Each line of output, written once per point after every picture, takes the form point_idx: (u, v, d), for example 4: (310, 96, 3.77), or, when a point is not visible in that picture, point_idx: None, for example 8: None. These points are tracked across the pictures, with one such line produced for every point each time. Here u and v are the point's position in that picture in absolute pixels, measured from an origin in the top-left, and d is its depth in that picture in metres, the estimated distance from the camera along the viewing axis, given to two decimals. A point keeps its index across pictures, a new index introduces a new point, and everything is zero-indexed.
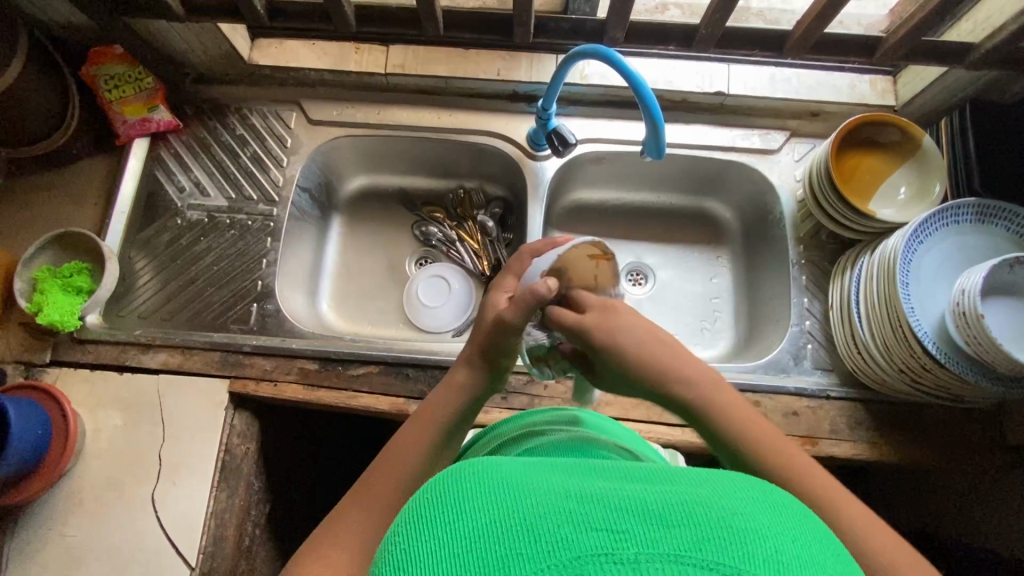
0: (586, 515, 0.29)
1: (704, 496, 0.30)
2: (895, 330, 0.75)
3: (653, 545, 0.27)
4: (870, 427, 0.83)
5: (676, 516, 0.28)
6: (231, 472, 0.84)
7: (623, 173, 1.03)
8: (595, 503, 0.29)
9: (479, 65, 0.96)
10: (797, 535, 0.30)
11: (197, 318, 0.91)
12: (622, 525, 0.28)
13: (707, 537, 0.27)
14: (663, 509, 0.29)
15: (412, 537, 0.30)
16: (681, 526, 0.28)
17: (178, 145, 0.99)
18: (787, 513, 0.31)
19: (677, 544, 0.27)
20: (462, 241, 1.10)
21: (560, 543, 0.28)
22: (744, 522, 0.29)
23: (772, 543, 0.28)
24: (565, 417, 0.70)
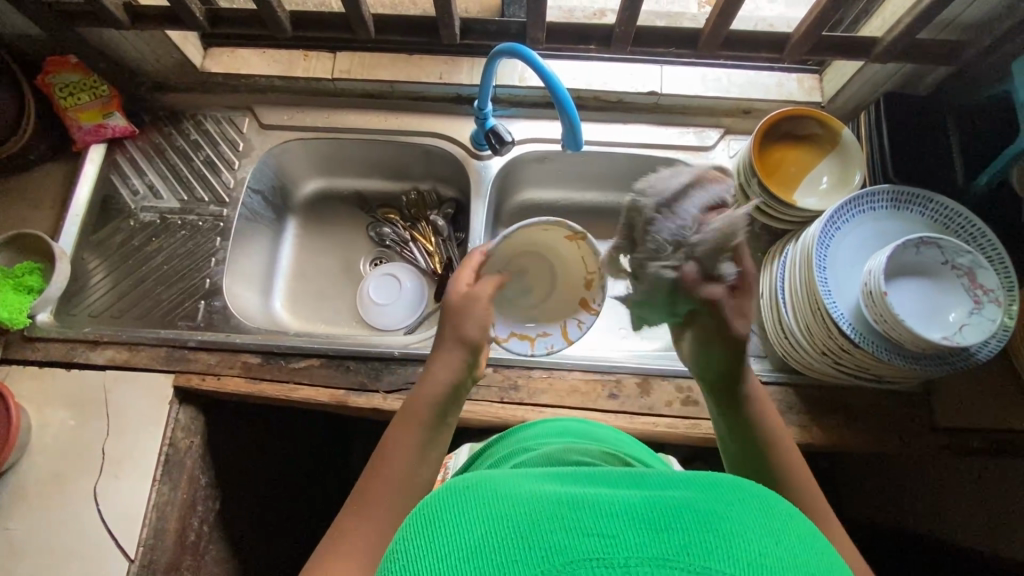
0: (583, 522, 0.33)
1: (687, 502, 0.35)
2: (814, 312, 0.77)
3: (644, 548, 0.32)
4: (802, 411, 0.85)
5: (665, 524, 0.33)
6: (174, 465, 0.85)
7: (567, 171, 1.06)
8: (591, 511, 0.34)
9: (422, 69, 1.00)
10: (774, 538, 0.34)
11: (147, 315, 0.93)
12: (615, 532, 0.33)
13: (691, 542, 0.32)
14: (655, 516, 0.34)
15: (422, 550, 0.34)
16: (669, 530, 0.33)
17: (134, 150, 1.03)
18: (769, 519, 0.36)
19: (665, 547, 0.32)
20: (415, 241, 1.13)
21: (559, 549, 0.32)
22: (729, 530, 0.34)
23: (752, 540, 0.33)
24: (551, 427, 0.73)
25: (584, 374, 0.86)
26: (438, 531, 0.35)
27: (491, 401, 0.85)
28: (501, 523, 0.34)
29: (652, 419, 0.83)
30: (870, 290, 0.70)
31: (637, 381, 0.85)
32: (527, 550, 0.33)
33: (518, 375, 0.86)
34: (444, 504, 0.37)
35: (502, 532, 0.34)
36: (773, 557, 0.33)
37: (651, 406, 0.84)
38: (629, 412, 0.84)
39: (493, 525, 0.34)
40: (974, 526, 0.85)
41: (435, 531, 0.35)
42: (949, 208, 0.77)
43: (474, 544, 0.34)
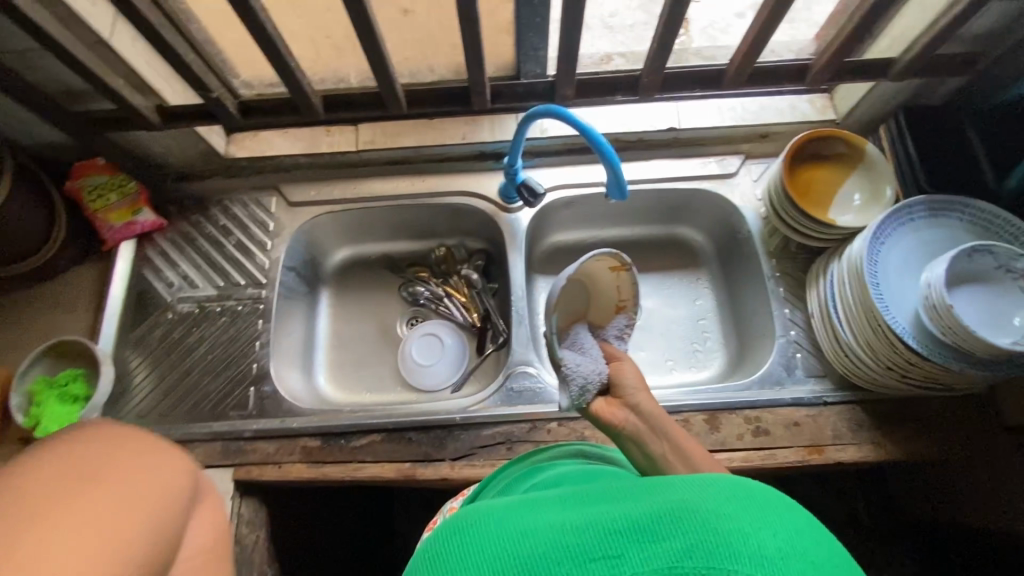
0: (588, 545, 0.37)
1: (687, 502, 0.38)
2: (875, 328, 0.78)
3: (647, 561, 0.36)
4: (872, 428, 0.84)
5: (664, 531, 0.37)
6: (244, 564, 0.82)
7: (594, 212, 1.08)
8: (595, 533, 0.38)
9: (445, 132, 1.02)
10: (773, 528, 0.37)
11: (195, 410, 0.91)
12: (619, 551, 0.37)
13: (695, 546, 0.36)
14: (652, 526, 0.37)
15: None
16: (670, 539, 0.36)
17: (164, 243, 1.02)
18: (764, 509, 0.38)
19: (667, 557, 0.35)
20: (449, 296, 1.13)
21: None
22: (726, 525, 0.37)
23: (752, 536, 0.36)
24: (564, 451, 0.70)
25: None
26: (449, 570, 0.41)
27: None
28: (509, 558, 0.39)
29: (726, 455, 0.82)
30: (932, 302, 0.71)
31: (705, 417, 0.85)
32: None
33: (584, 426, 0.85)
34: (457, 539, 0.44)
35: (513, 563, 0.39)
36: (770, 548, 0.36)
37: (723, 441, 0.83)
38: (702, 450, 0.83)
39: (502, 563, 0.39)
40: None
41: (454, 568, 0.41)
42: (987, 211, 0.79)
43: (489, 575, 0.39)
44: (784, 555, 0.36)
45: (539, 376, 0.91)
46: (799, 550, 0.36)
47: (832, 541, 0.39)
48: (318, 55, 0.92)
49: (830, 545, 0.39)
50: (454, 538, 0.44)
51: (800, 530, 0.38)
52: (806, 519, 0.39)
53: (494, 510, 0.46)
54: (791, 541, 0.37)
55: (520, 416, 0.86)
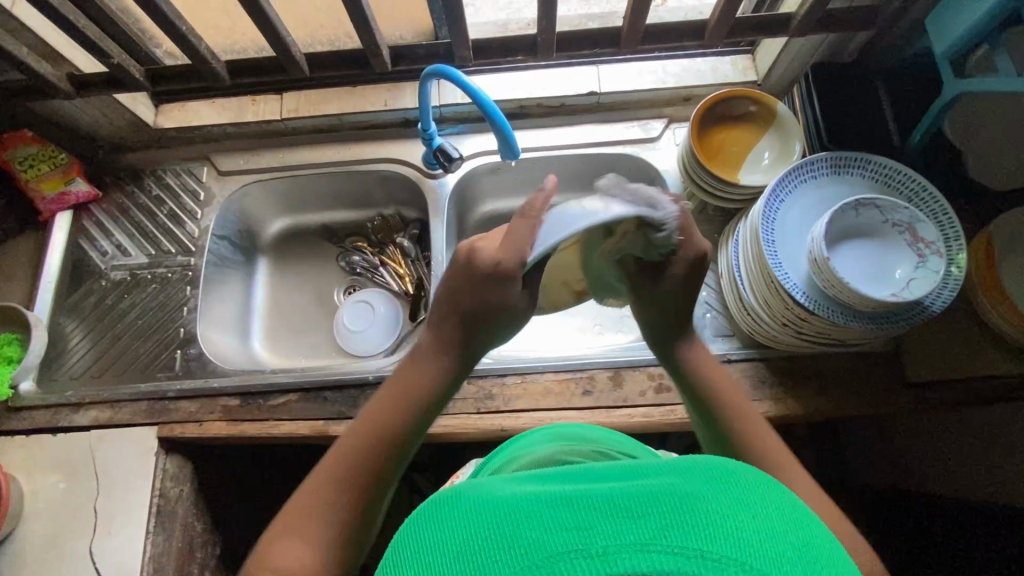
0: (562, 520, 0.34)
1: (661, 486, 0.36)
2: (769, 285, 0.79)
3: (620, 536, 0.33)
4: (773, 384, 0.86)
5: (641, 511, 0.34)
6: (167, 516, 0.86)
7: (523, 180, 1.09)
8: (569, 508, 0.35)
9: (368, 99, 1.02)
10: (747, 511, 0.36)
11: (126, 372, 0.95)
12: (590, 523, 0.34)
13: (668, 524, 0.33)
14: (628, 505, 0.35)
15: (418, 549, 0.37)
16: (643, 517, 0.34)
17: (99, 213, 1.05)
18: (742, 495, 0.37)
19: (642, 534, 0.32)
20: (385, 265, 1.15)
21: (539, 546, 0.33)
22: (706, 510, 0.34)
23: (726, 518, 0.34)
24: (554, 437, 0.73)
25: (556, 375, 0.87)
26: (425, 539, 0.37)
27: (468, 413, 0.86)
28: (483, 529, 0.36)
29: (627, 411, 0.84)
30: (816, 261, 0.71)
31: (609, 375, 0.87)
32: (503, 553, 0.33)
33: (492, 384, 0.87)
34: (428, 512, 0.40)
35: (502, 532, 0.35)
36: (746, 530, 0.34)
37: (624, 398, 0.85)
38: (605, 406, 0.85)
39: (473, 534, 0.35)
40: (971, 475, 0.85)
41: (425, 541, 0.37)
42: (887, 167, 0.79)
43: (455, 551, 0.35)
44: (759, 536, 0.34)
45: None
46: (774, 530, 0.35)
47: (816, 528, 0.37)
48: (233, 23, 0.93)
49: (812, 529, 0.37)
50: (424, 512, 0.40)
51: (786, 520, 0.36)
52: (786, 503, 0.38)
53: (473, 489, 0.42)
54: (769, 527, 0.35)
55: None
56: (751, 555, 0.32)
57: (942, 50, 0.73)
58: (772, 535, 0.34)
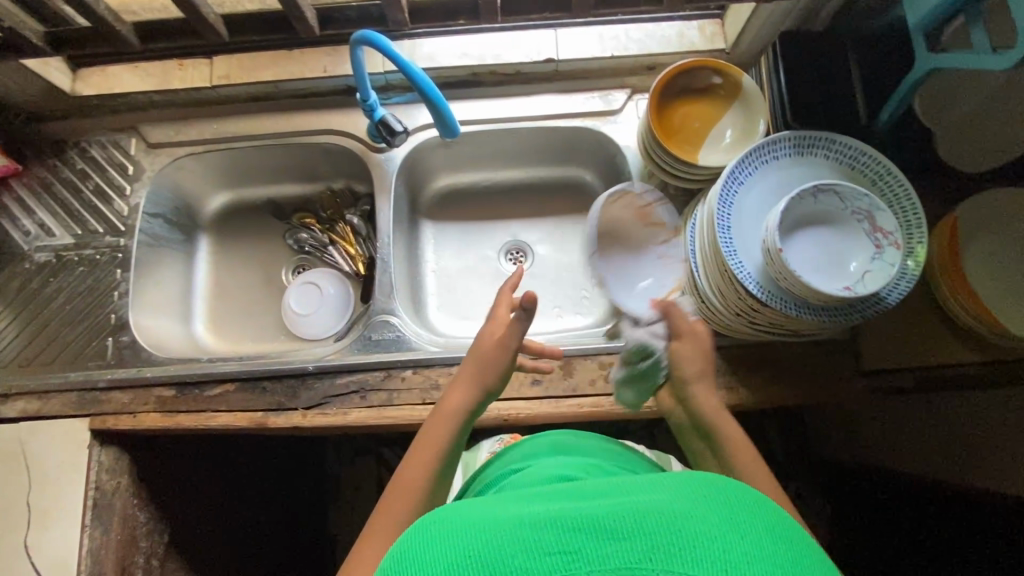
0: (548, 541, 0.37)
1: (652, 504, 0.38)
2: (722, 273, 0.75)
3: (604, 560, 0.36)
4: (727, 373, 0.83)
5: (627, 531, 0.37)
6: (104, 509, 0.84)
7: (479, 154, 1.05)
8: (557, 527, 0.38)
9: (305, 64, 0.93)
10: (738, 530, 0.37)
11: (55, 360, 0.90)
12: (576, 546, 0.36)
13: (654, 546, 0.36)
14: (615, 525, 0.37)
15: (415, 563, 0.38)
16: (629, 538, 0.36)
17: (20, 189, 0.98)
18: (733, 510, 0.38)
19: (627, 556, 0.36)
20: (335, 243, 1.10)
21: (524, 568, 0.36)
22: (694, 530, 0.36)
23: (715, 539, 0.36)
24: (548, 441, 0.72)
25: None
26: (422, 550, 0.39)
27: (413, 403, 0.83)
28: (475, 545, 0.38)
29: (577, 401, 0.82)
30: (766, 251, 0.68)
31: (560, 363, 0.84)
32: (495, 570, 0.36)
33: (439, 374, 0.84)
34: (422, 524, 0.42)
35: (498, 547, 0.37)
36: (735, 551, 0.35)
37: (574, 387, 0.82)
38: (554, 396, 0.83)
39: (468, 548, 0.38)
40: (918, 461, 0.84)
41: (421, 549, 0.39)
42: (852, 147, 0.74)
43: (448, 559, 0.38)
44: (748, 559, 0.35)
45: (401, 326, 0.89)
46: (764, 551, 0.36)
47: (807, 539, 0.39)
48: None
49: (805, 544, 0.38)
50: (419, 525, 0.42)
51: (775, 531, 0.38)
52: (781, 517, 0.39)
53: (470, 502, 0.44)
54: (761, 545, 0.36)
55: (375, 364, 0.85)
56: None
57: (916, 20, 0.68)
58: (762, 555, 0.36)
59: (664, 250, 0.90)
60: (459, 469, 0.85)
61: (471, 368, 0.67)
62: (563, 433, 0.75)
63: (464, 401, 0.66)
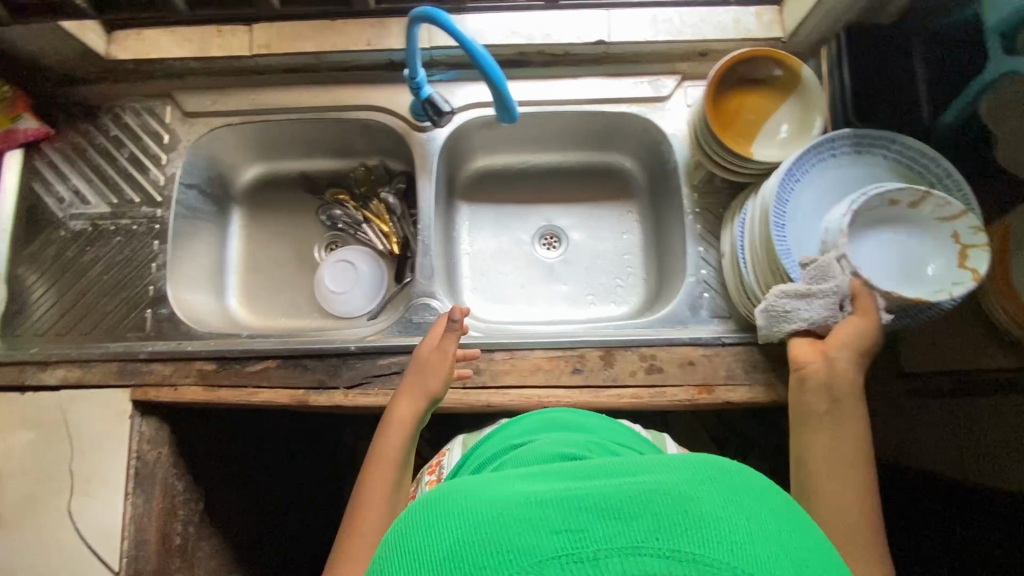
0: (551, 519, 0.32)
1: (658, 483, 0.34)
2: (773, 272, 0.75)
3: (611, 540, 0.30)
4: (767, 369, 0.84)
5: (637, 511, 0.31)
6: (146, 478, 0.86)
7: (519, 136, 1.03)
8: (556, 508, 0.33)
9: (348, 36, 0.91)
10: (746, 514, 0.32)
11: (94, 330, 0.90)
12: (582, 525, 0.31)
13: (662, 526, 0.31)
14: (623, 504, 0.32)
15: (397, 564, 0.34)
16: (637, 518, 0.31)
17: (53, 154, 0.96)
18: (739, 492, 0.34)
19: (633, 537, 0.30)
20: (368, 221, 1.09)
21: (521, 552, 0.31)
22: (710, 513, 0.32)
23: (727, 520, 0.31)
24: (539, 420, 0.72)
25: (546, 352, 0.85)
26: (404, 547, 0.35)
27: (453, 387, 0.83)
28: (462, 534, 0.33)
29: (617, 391, 0.83)
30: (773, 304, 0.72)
31: (600, 353, 0.84)
32: (490, 553, 0.31)
33: (479, 359, 0.84)
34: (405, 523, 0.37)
35: (489, 533, 0.32)
36: (741, 532, 0.31)
37: (615, 378, 0.83)
38: (594, 386, 0.83)
39: (455, 539, 0.33)
40: (942, 460, 0.87)
41: (404, 549, 0.34)
42: (914, 149, 0.74)
43: (442, 543, 0.33)
44: (756, 539, 0.31)
45: (441, 309, 0.89)
46: (775, 536, 0.32)
47: (810, 527, 0.35)
48: None
49: (813, 530, 0.34)
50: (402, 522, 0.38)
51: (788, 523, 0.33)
52: (786, 503, 0.35)
53: (450, 485, 0.39)
54: (767, 527, 0.32)
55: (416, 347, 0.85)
56: (750, 557, 0.30)
57: (992, 22, 0.67)
58: (774, 544, 0.31)
59: (707, 244, 0.90)
60: (459, 444, 0.83)
61: (413, 381, 0.74)
62: (561, 410, 0.78)
63: (411, 411, 0.73)
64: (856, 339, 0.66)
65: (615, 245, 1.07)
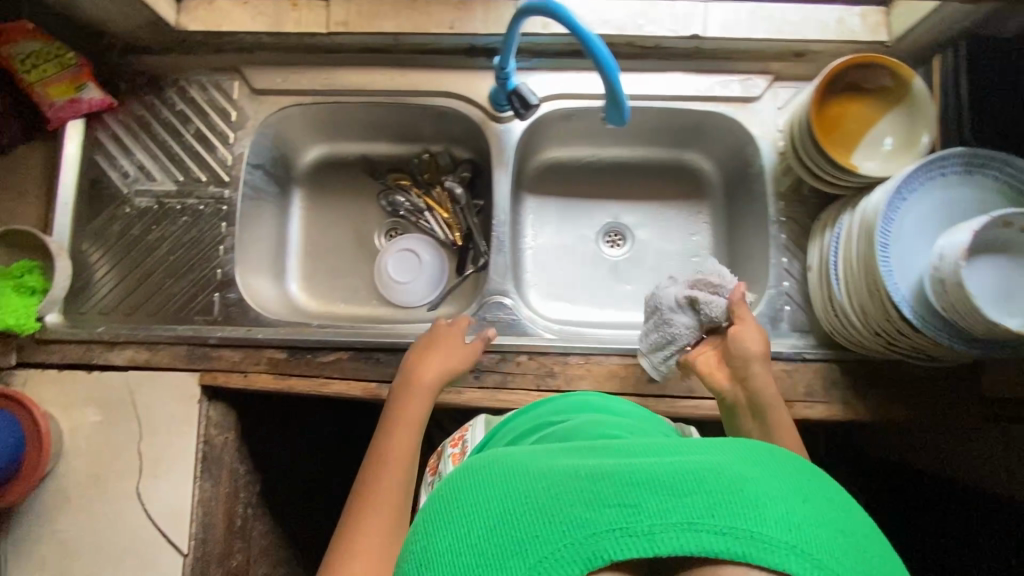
0: (605, 492, 0.35)
1: (711, 464, 0.36)
2: (872, 292, 0.73)
3: (667, 514, 0.34)
4: (845, 387, 0.83)
5: (686, 487, 0.35)
6: (213, 462, 0.85)
7: (594, 130, 1.00)
8: (611, 481, 0.36)
9: (430, 17, 0.86)
10: (795, 496, 0.35)
11: (160, 311, 0.89)
12: (636, 500, 0.34)
13: (717, 504, 0.34)
14: (674, 482, 0.35)
15: (452, 526, 0.37)
16: (691, 495, 0.34)
17: (116, 126, 0.92)
18: (792, 481, 0.36)
19: (688, 513, 0.33)
20: (430, 209, 1.06)
21: (580, 521, 0.34)
22: (749, 486, 0.35)
23: (778, 500, 0.34)
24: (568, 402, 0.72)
25: (623, 359, 0.83)
26: (460, 506, 0.39)
27: (528, 389, 0.82)
28: (521, 498, 0.37)
29: (694, 401, 0.82)
30: (672, 302, 0.78)
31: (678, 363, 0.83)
32: (546, 518, 0.35)
33: (554, 362, 0.83)
34: (460, 485, 0.40)
35: (548, 501, 0.36)
36: (794, 513, 0.34)
37: (693, 389, 0.82)
38: (671, 395, 0.82)
39: (514, 503, 0.36)
40: None
41: (460, 512, 0.38)
42: None
43: (498, 510, 0.37)
44: (813, 523, 0.33)
45: (516, 308, 0.87)
46: (828, 519, 0.34)
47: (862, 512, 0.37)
48: None
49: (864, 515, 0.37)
50: (457, 482, 0.41)
51: (819, 496, 0.36)
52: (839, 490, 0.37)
53: (500, 457, 0.42)
54: (822, 511, 0.34)
55: (491, 346, 0.84)
56: (809, 542, 0.32)
57: None
58: (826, 523, 0.34)
59: (791, 255, 0.87)
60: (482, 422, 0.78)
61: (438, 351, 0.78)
62: (592, 395, 0.75)
63: (435, 379, 0.75)
64: (751, 342, 0.71)
65: (683, 247, 1.05)
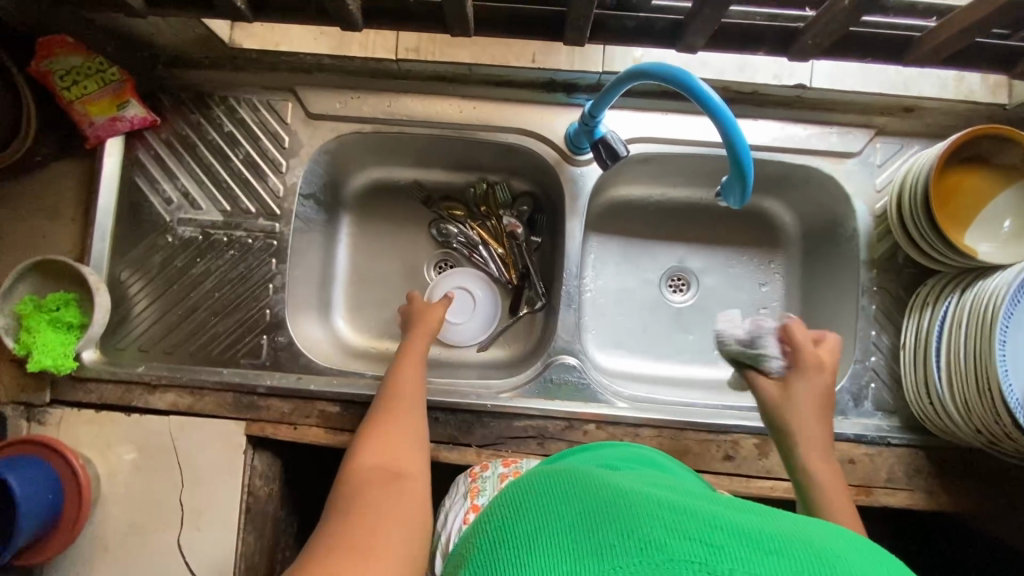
0: (689, 528, 0.36)
1: (798, 533, 0.37)
2: (981, 391, 0.67)
3: (746, 562, 0.34)
4: (930, 475, 0.78)
5: (773, 545, 0.36)
6: (256, 514, 0.81)
7: (673, 172, 0.93)
8: (697, 519, 0.37)
9: (510, 50, 0.79)
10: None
11: (204, 352, 0.83)
12: (721, 543, 0.35)
13: (800, 565, 0.34)
14: (759, 537, 0.36)
15: (531, 528, 0.39)
16: (775, 552, 0.35)
17: (158, 145, 0.85)
18: (877, 564, 0.36)
19: (772, 566, 0.34)
20: (485, 243, 0.99)
21: (660, 545, 0.36)
22: (839, 562, 0.35)
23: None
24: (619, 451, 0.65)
25: (698, 433, 0.78)
26: (540, 512, 0.40)
27: None
28: (607, 514, 0.38)
29: (770, 482, 0.77)
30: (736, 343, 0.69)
31: (756, 441, 0.78)
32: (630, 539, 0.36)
33: (624, 432, 0.78)
34: (542, 492, 0.43)
35: (631, 527, 0.37)
36: None
37: (770, 469, 0.77)
38: (746, 475, 0.78)
39: (598, 517, 0.38)
40: None
41: (538, 519, 0.40)
42: None
43: (581, 513, 0.39)
44: None
45: (583, 367, 0.82)
46: None
47: None
48: None
49: None
50: (539, 487, 0.44)
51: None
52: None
53: (586, 477, 0.44)
54: None
55: (558, 412, 0.79)
56: None
57: None
58: None
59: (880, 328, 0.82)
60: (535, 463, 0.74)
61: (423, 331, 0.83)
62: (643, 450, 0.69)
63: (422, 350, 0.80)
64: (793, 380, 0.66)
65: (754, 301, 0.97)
